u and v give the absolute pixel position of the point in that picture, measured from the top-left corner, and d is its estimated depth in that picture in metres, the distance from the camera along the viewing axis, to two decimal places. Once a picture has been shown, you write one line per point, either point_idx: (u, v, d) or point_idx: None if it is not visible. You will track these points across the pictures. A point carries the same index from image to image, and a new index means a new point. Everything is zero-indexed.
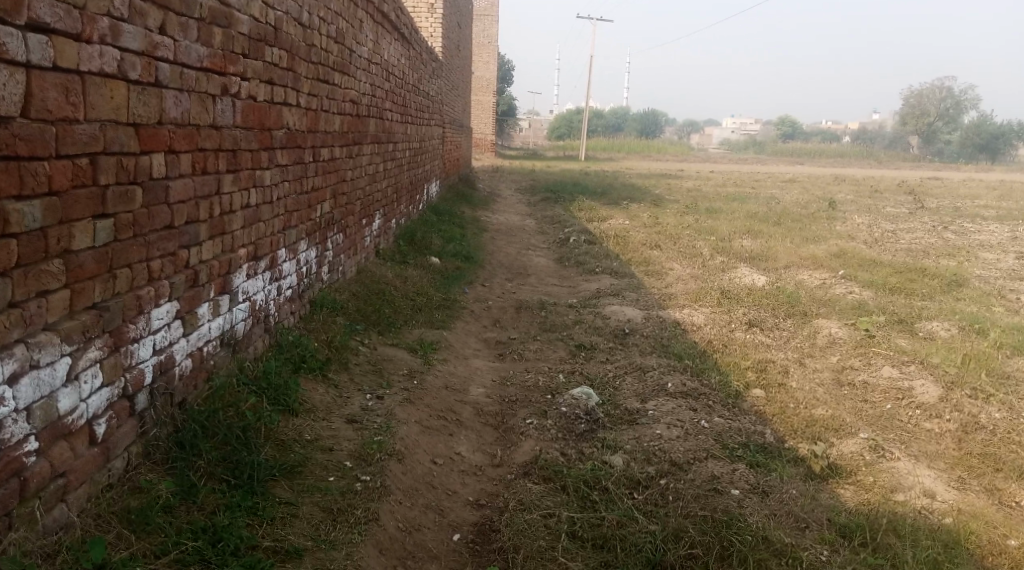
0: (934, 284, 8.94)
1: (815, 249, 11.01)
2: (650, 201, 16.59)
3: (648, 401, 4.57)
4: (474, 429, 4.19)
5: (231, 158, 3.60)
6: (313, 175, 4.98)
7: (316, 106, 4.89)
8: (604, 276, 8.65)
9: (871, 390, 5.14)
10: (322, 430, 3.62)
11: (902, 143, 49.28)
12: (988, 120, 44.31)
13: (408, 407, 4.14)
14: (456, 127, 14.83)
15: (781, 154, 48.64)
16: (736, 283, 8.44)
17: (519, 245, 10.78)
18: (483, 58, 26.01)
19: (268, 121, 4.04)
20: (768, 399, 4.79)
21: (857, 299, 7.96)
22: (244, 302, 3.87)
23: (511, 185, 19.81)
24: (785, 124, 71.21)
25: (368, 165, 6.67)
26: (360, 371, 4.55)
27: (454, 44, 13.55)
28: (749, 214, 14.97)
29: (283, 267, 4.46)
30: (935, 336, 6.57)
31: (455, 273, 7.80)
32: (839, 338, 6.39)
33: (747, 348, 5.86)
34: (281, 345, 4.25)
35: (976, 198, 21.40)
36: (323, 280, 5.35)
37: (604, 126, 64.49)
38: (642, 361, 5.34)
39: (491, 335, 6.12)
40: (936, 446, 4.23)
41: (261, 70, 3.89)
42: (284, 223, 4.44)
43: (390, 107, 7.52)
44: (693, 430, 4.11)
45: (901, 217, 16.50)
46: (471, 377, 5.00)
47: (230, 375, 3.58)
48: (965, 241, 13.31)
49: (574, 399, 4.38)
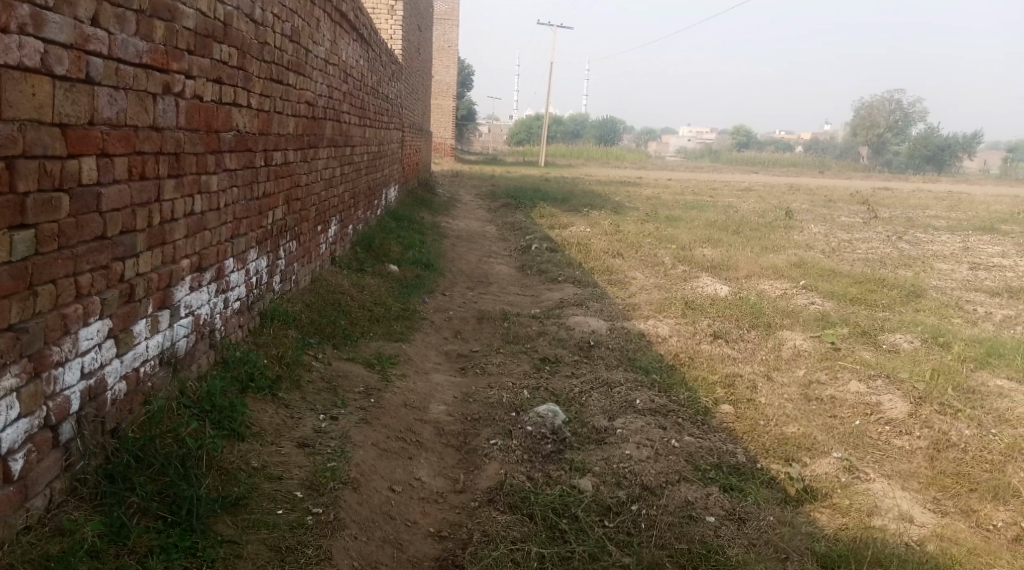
0: (894, 294, 8.98)
1: (775, 259, 11.01)
2: (611, 208, 16.51)
3: (616, 419, 4.40)
4: (435, 451, 3.97)
5: (173, 162, 3.33)
6: (265, 181, 4.71)
7: (268, 107, 4.62)
8: (566, 286, 8.49)
9: (840, 406, 5.05)
10: (270, 457, 3.37)
11: (853, 153, 50.29)
12: (935, 133, 45.54)
13: (365, 428, 3.90)
14: (415, 131, 14.57)
15: (736, 163, 49.21)
16: (699, 293, 8.35)
17: (479, 252, 10.57)
18: (443, 62, 25.79)
19: (216, 123, 3.78)
20: (738, 415, 4.66)
21: (820, 310, 7.93)
22: (186, 317, 3.60)
23: (470, 190, 19.58)
24: (739, 132, 72.26)
25: (324, 170, 6.41)
26: (313, 389, 4.30)
27: (414, 48, 13.30)
28: (708, 223, 15.00)
29: (230, 278, 4.18)
30: (899, 349, 6.53)
31: (414, 281, 7.55)
32: (804, 351, 6.31)
33: (714, 362, 5.74)
34: (227, 362, 3.98)
35: (928, 209, 21.81)
36: (274, 290, 5.07)
37: (562, 133, 64.78)
38: (608, 375, 5.16)
39: (452, 347, 5.89)
40: (909, 465, 4.14)
41: (208, 68, 3.63)
42: (232, 231, 4.17)
43: (347, 110, 7.27)
44: (663, 450, 3.94)
45: (856, 227, 16.73)
46: (432, 393, 4.77)
47: (170, 398, 3.32)
48: (919, 251, 13.47)
49: (540, 416, 4.18)
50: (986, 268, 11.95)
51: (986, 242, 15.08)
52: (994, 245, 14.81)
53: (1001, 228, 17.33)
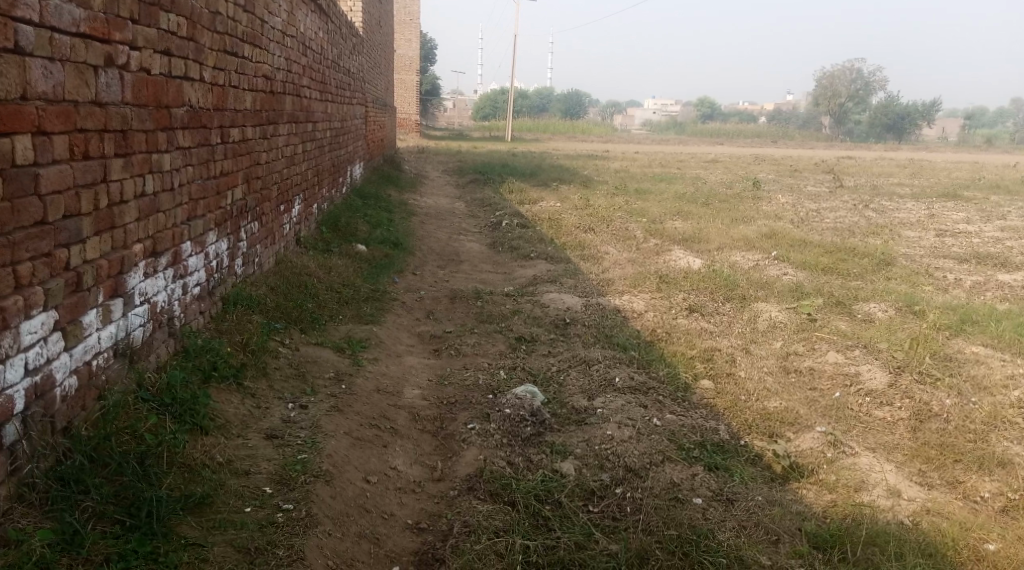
0: (865, 263, 8.99)
1: (745, 230, 10.96)
2: (580, 182, 16.35)
3: (596, 398, 4.28)
4: (411, 437, 3.81)
5: (120, 140, 3.10)
6: (222, 159, 4.47)
7: (223, 82, 4.37)
8: (538, 262, 8.35)
9: (819, 378, 4.99)
10: (236, 450, 3.20)
11: (816, 123, 50.64)
12: (896, 101, 46.05)
13: (336, 417, 3.73)
14: (379, 106, 14.22)
15: (702, 134, 49.26)
16: (672, 266, 8.26)
17: (448, 229, 10.37)
18: (405, 35, 25.26)
19: (166, 98, 3.54)
20: (718, 391, 4.57)
21: (794, 280, 7.89)
22: (142, 305, 3.39)
23: (436, 166, 19.26)
24: (704, 104, 72.50)
25: (285, 147, 6.16)
26: (281, 377, 4.12)
27: (375, 20, 12.96)
28: (678, 195, 14.95)
29: (188, 263, 3.96)
30: (874, 318, 6.51)
31: (383, 261, 7.35)
32: (780, 322, 6.26)
33: (691, 336, 5.65)
34: (188, 351, 3.77)
35: (890, 177, 21.96)
36: (236, 274, 4.86)
37: (528, 107, 64.44)
38: (586, 353, 5.04)
39: (424, 328, 5.73)
40: (892, 437, 4.09)
41: (155, 38, 3.38)
42: (188, 213, 3.94)
43: (308, 84, 7.00)
44: (645, 430, 3.83)
45: (823, 196, 16.83)
46: (405, 377, 4.61)
47: (127, 392, 3.12)
48: (886, 220, 13.53)
49: (518, 398, 4.05)
50: (952, 235, 12.04)
51: (950, 209, 15.22)
52: (957, 211, 14.95)
53: (963, 195, 17.52)
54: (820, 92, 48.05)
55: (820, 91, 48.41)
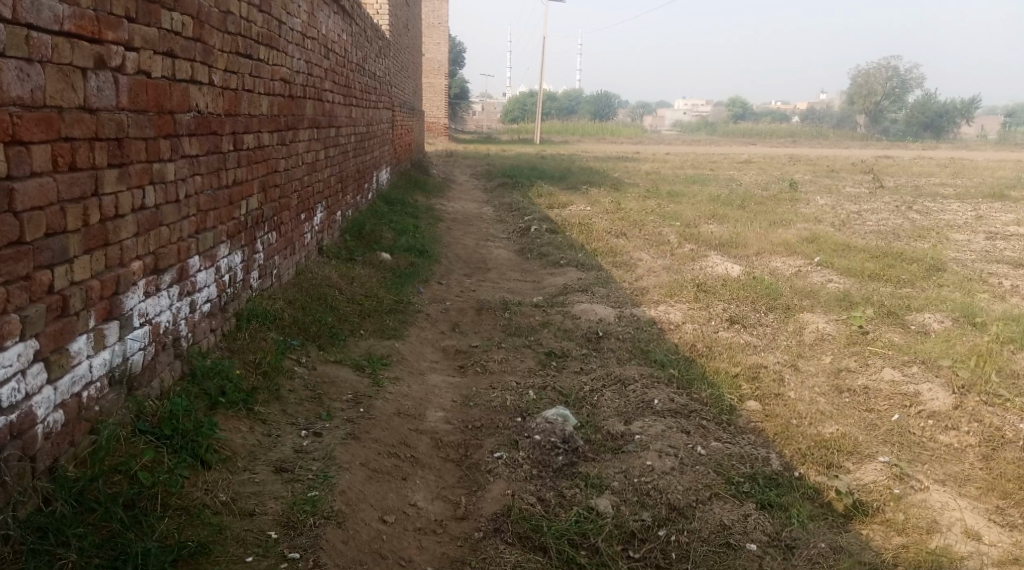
0: (914, 268, 8.53)
1: (785, 234, 10.52)
2: (610, 185, 15.97)
3: (633, 423, 3.96)
4: (433, 468, 3.52)
5: (114, 149, 2.85)
6: (235, 167, 4.22)
7: (235, 85, 4.11)
8: (569, 270, 8.03)
9: (875, 397, 4.61)
10: (241, 487, 2.92)
11: (851, 122, 49.59)
12: (934, 99, 44.92)
13: (352, 445, 3.45)
14: (407, 111, 14.01)
15: (734, 135, 48.48)
16: (709, 274, 7.89)
17: (477, 235, 10.09)
18: (434, 39, 25.05)
19: (169, 103, 3.29)
20: (767, 414, 4.21)
21: (840, 288, 7.47)
22: (142, 327, 3.14)
23: (465, 170, 19.01)
24: (735, 104, 71.55)
25: (306, 154, 5.90)
26: (295, 400, 3.85)
27: (403, 22, 12.76)
28: (712, 197, 14.52)
29: (197, 278, 3.71)
30: (929, 330, 6.09)
31: (408, 270, 7.09)
32: (827, 335, 5.87)
33: (734, 351, 5.28)
34: (195, 374, 3.51)
35: (932, 176, 21.22)
36: (252, 287, 4.60)
37: (556, 109, 64.17)
38: (621, 371, 4.71)
39: (449, 342, 5.44)
40: (961, 467, 3.72)
41: (156, 38, 3.14)
42: (197, 226, 3.69)
43: (330, 88, 6.75)
44: (689, 461, 3.51)
45: (863, 197, 16.27)
46: (429, 398, 4.31)
47: (123, 424, 2.87)
48: (932, 222, 12.96)
49: (549, 423, 3.74)
50: (1003, 238, 11.47)
51: (998, 210, 14.59)
52: (1006, 213, 14.32)
53: (1010, 194, 16.84)
54: (855, 89, 47.05)
55: (855, 89, 47.36)
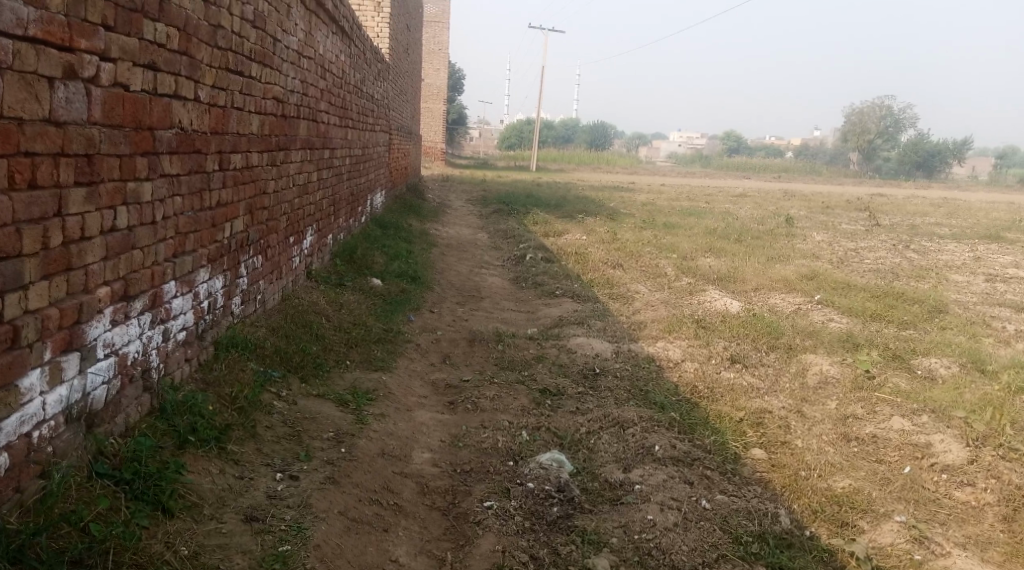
0: (916, 310, 8.35)
1: (783, 270, 10.36)
2: (606, 214, 15.82)
3: (632, 471, 3.74)
4: (417, 518, 3.28)
5: (83, 165, 2.65)
6: (219, 187, 3.99)
7: (222, 102, 3.90)
8: (564, 301, 7.82)
9: (884, 448, 4.38)
10: (205, 539, 2.71)
11: (844, 159, 49.85)
12: (927, 139, 45.30)
13: (331, 492, 3.21)
14: (404, 134, 13.89)
15: (729, 169, 48.68)
16: (708, 309, 7.69)
17: (470, 262, 9.88)
18: (433, 64, 25.06)
19: (149, 118, 3.08)
20: (773, 464, 3.97)
21: (841, 328, 7.27)
22: (107, 358, 2.90)
23: (460, 196, 18.83)
24: (729, 138, 72.08)
25: (297, 175, 5.69)
26: (272, 438, 3.59)
27: (403, 46, 12.65)
28: (708, 230, 14.37)
29: (173, 305, 3.48)
30: (936, 376, 5.88)
31: (398, 297, 6.86)
32: (832, 378, 5.66)
33: (736, 393, 5.05)
34: (164, 409, 3.26)
35: (927, 215, 21.17)
36: (233, 314, 4.35)
37: (553, 138, 64.61)
38: (619, 412, 4.47)
39: (439, 376, 5.19)
40: (980, 529, 3.49)
41: (137, 49, 2.93)
42: (174, 250, 3.46)
43: (325, 109, 6.56)
44: (693, 516, 3.32)
45: (859, 234, 16.17)
46: (416, 437, 4.07)
47: (78, 467, 2.65)
48: (930, 262, 12.81)
49: (543, 469, 3.60)
50: (1002, 281, 11.33)
51: (995, 251, 14.49)
52: (1003, 254, 14.23)
53: (1006, 236, 16.79)
54: (849, 127, 47.41)
55: (849, 127, 47.71)
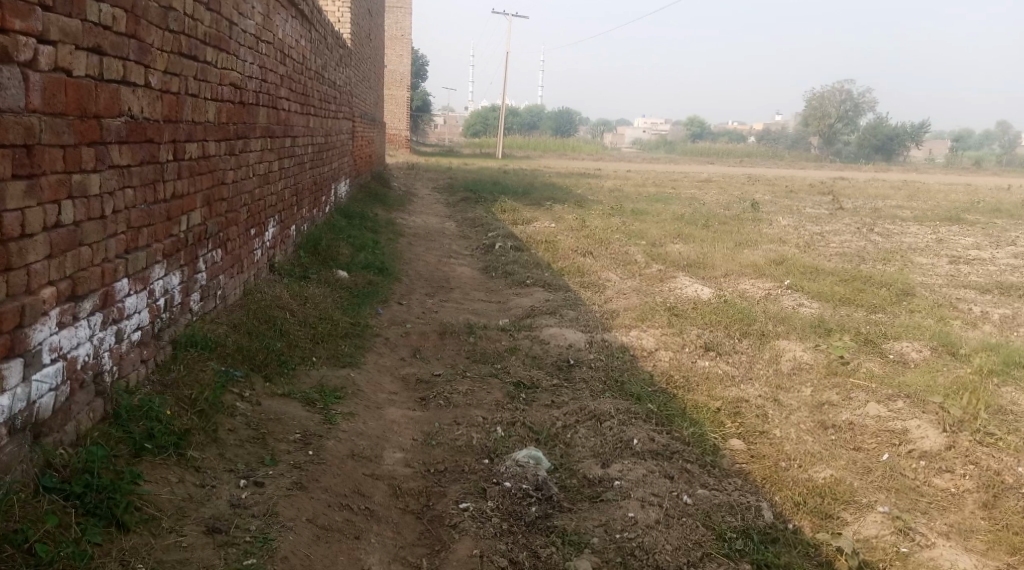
0: (884, 293, 8.38)
1: (752, 255, 10.35)
2: (573, 201, 15.73)
3: (611, 466, 3.64)
4: (390, 522, 3.15)
5: (20, 157, 2.46)
6: (174, 179, 3.79)
7: (175, 88, 3.69)
8: (535, 290, 7.69)
9: (862, 434, 4.33)
10: (165, 555, 2.57)
11: (806, 143, 50.39)
12: (886, 123, 45.95)
13: (299, 498, 3.06)
14: (367, 122, 13.60)
15: (693, 154, 48.93)
16: (680, 296, 7.62)
17: (438, 252, 9.71)
18: (396, 51, 24.69)
19: (95, 106, 2.87)
20: (753, 455, 3.90)
21: (813, 313, 7.26)
22: (55, 362, 2.72)
23: (426, 184, 18.60)
24: (693, 124, 72.49)
25: (257, 165, 5.47)
26: (236, 441, 3.43)
27: (365, 32, 12.36)
28: (676, 216, 14.35)
29: (126, 304, 3.28)
30: (909, 360, 5.88)
31: (366, 289, 6.68)
32: (806, 364, 5.62)
33: (712, 382, 4.98)
34: (119, 415, 3.08)
35: (888, 199, 21.43)
36: (192, 311, 4.15)
37: (518, 125, 64.34)
38: (595, 404, 4.37)
39: (409, 370, 5.04)
40: (962, 516, 3.46)
41: (80, 31, 2.73)
42: (126, 246, 3.26)
43: (286, 96, 6.33)
44: (675, 512, 3.23)
45: (824, 218, 16.30)
46: (387, 436, 3.92)
47: (24, 483, 2.48)
48: (893, 245, 12.93)
49: (519, 467, 3.47)
50: (966, 262, 11.47)
51: (957, 233, 14.68)
52: (965, 236, 14.43)
53: (966, 218, 17.05)
54: (810, 112, 47.89)
55: (810, 112, 48.19)
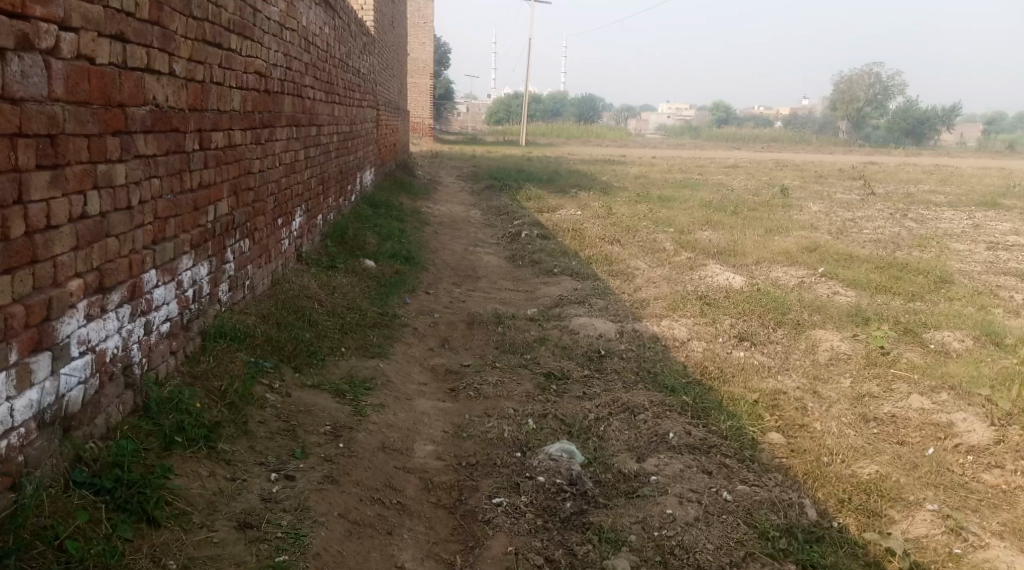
0: (922, 281, 8.17)
1: (783, 242, 10.16)
2: (599, 188, 15.57)
3: (647, 461, 3.54)
4: (422, 517, 3.09)
5: (45, 146, 2.41)
6: (201, 168, 3.73)
7: (200, 76, 3.63)
8: (563, 279, 7.59)
9: (905, 428, 4.20)
10: (196, 551, 2.52)
11: (835, 128, 49.56)
12: (917, 106, 45.04)
13: (331, 493, 3.01)
14: (392, 110, 13.54)
15: (719, 139, 48.35)
16: (711, 285, 7.47)
17: (464, 240, 9.63)
18: (419, 39, 24.60)
19: (119, 94, 2.82)
20: (793, 449, 3.79)
21: (848, 302, 7.09)
22: (83, 356, 2.67)
23: (450, 172, 18.53)
24: (719, 109, 71.59)
25: (283, 154, 5.41)
26: (266, 434, 3.38)
27: (389, 19, 12.26)
28: (703, 203, 14.15)
29: (155, 295, 3.24)
30: (951, 350, 5.70)
31: (393, 279, 6.62)
32: (843, 354, 5.47)
33: (748, 374, 4.86)
34: (149, 408, 3.03)
35: (921, 184, 20.97)
36: (221, 302, 4.11)
37: (541, 111, 64.06)
38: (628, 396, 4.27)
39: (438, 361, 4.97)
40: (1015, 515, 3.33)
41: (103, 17, 2.67)
42: (153, 237, 3.21)
43: (311, 84, 6.27)
44: (714, 509, 3.14)
45: (855, 204, 16.00)
46: (417, 429, 3.85)
47: (54, 477, 2.44)
48: (928, 231, 12.63)
49: (552, 461, 3.39)
50: (1004, 249, 11.17)
51: (993, 219, 14.33)
52: (1002, 222, 14.07)
53: (1002, 202, 16.63)
54: (839, 95, 47.08)
55: (839, 96, 47.39)
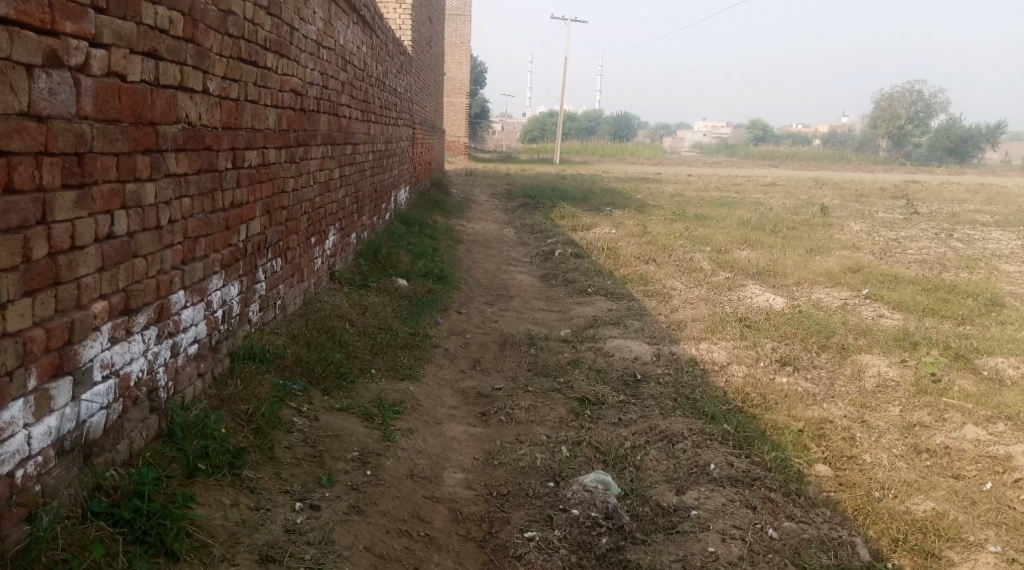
0: (971, 303, 7.86)
1: (825, 262, 9.89)
2: (634, 207, 15.39)
3: (687, 494, 3.38)
4: (451, 550, 2.96)
5: (71, 165, 2.36)
6: (233, 187, 3.69)
7: (235, 94, 3.59)
8: (597, 299, 7.44)
9: (960, 461, 3.97)
10: None
11: (875, 145, 48.75)
12: (960, 124, 44.13)
13: (356, 525, 2.90)
14: (427, 128, 13.53)
15: (756, 157, 47.85)
16: (750, 306, 7.27)
17: (498, 259, 9.53)
18: (455, 59, 24.74)
19: (150, 112, 2.77)
20: (841, 483, 3.60)
21: (894, 325, 6.83)
22: (107, 379, 2.61)
23: (484, 190, 18.50)
24: (756, 127, 70.97)
25: (318, 172, 5.37)
26: (293, 460, 3.29)
27: (425, 39, 12.30)
28: (741, 221, 13.90)
29: (183, 316, 3.18)
30: (1005, 377, 5.44)
31: (425, 298, 6.53)
32: (891, 381, 5.24)
33: (791, 401, 4.66)
34: (173, 433, 2.96)
35: (967, 203, 20.40)
36: (251, 321, 4.05)
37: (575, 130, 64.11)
38: (666, 423, 4.10)
39: (470, 384, 4.85)
40: None
41: (135, 34, 2.62)
42: (183, 256, 3.16)
43: (347, 102, 6.24)
44: (759, 548, 2.97)
45: (898, 223, 15.61)
46: (447, 456, 3.73)
47: (71, 507, 2.37)
48: (975, 251, 12.25)
49: (587, 492, 3.24)
50: None
51: None
52: None
53: None
54: (879, 113, 46.35)
55: (879, 114, 46.65)
